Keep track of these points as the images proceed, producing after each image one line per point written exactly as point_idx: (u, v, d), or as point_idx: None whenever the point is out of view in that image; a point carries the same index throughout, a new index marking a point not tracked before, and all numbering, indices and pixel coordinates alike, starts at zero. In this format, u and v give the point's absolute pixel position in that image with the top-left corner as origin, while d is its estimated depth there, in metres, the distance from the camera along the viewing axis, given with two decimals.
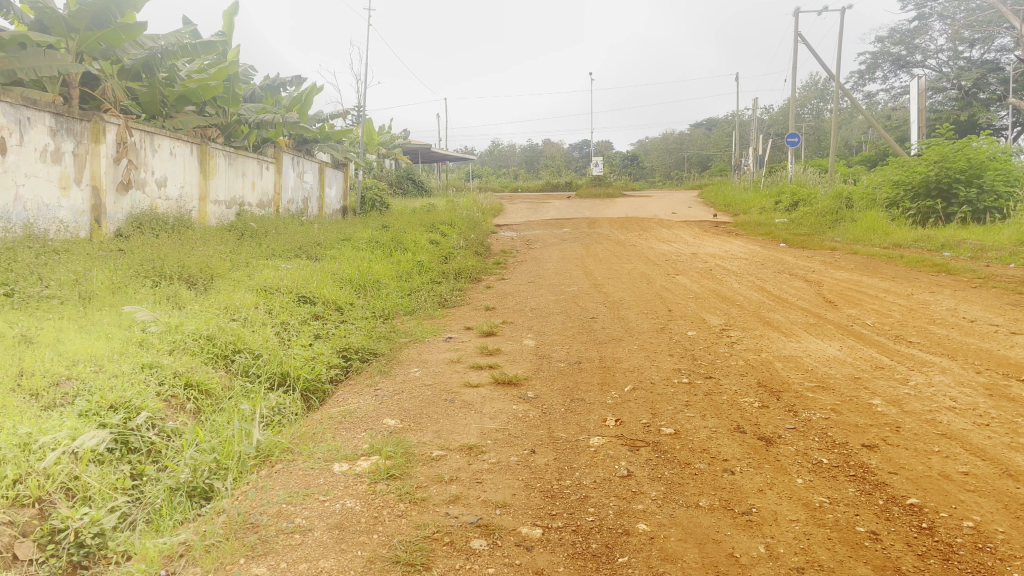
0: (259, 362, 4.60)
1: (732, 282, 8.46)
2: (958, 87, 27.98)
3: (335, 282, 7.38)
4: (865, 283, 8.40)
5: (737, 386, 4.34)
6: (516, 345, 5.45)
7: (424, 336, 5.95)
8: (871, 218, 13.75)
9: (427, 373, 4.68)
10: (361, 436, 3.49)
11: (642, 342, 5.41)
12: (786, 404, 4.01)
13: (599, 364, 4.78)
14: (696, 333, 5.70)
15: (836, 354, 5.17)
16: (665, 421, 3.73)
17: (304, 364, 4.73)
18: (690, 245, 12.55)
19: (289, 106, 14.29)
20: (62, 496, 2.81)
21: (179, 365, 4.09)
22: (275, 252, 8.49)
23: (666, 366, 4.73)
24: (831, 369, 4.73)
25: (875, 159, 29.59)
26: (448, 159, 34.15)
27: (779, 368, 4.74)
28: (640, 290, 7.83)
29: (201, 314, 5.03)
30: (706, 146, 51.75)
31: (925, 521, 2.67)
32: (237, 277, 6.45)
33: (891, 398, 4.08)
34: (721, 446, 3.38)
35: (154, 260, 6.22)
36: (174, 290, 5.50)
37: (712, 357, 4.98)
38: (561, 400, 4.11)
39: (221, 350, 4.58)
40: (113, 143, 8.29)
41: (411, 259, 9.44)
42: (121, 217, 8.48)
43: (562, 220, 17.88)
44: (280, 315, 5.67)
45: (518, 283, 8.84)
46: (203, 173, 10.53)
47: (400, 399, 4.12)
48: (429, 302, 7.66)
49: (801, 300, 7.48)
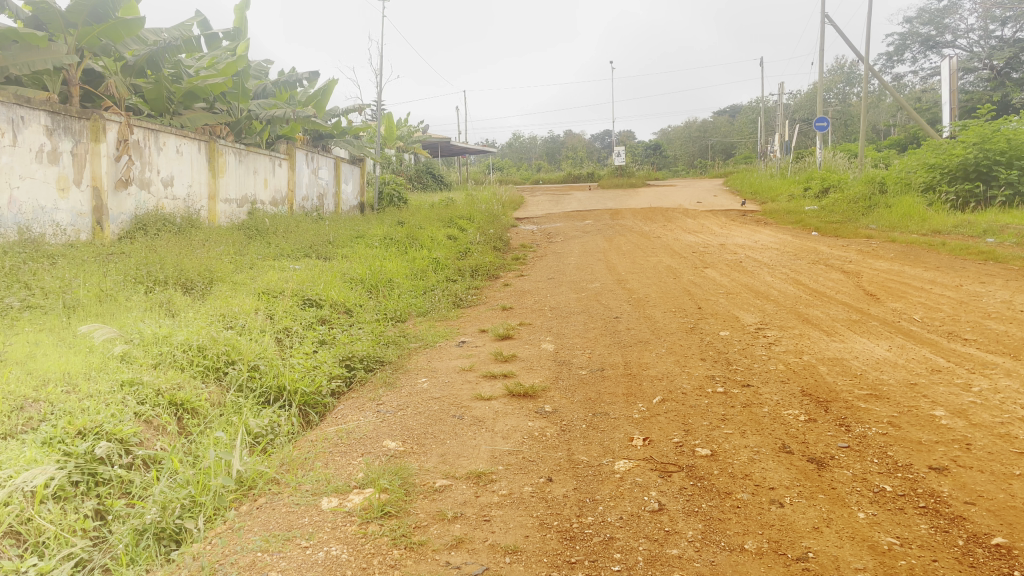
0: (256, 374, 4.26)
1: (765, 275, 7.98)
2: (990, 66, 27.10)
3: (344, 283, 7.04)
4: (908, 274, 7.88)
5: (779, 396, 3.88)
6: (534, 349, 5.04)
7: (435, 341, 5.56)
8: (907, 203, 13.14)
9: (435, 384, 4.28)
10: (357, 463, 3.11)
11: (670, 344, 4.97)
12: (836, 416, 3.56)
13: (624, 371, 4.36)
14: (730, 334, 5.25)
15: (885, 355, 4.68)
16: (700, 439, 3.30)
17: (303, 375, 4.38)
18: (718, 236, 12.06)
19: (305, 101, 14.01)
20: (11, 542, 2.47)
21: (162, 383, 3.74)
22: (283, 252, 8.16)
23: (698, 373, 4.29)
24: (882, 374, 4.26)
25: (904, 143, 28.77)
26: (468, 152, 33.82)
27: (825, 374, 4.27)
28: (666, 285, 7.39)
29: (194, 323, 4.67)
30: (730, 133, 50.87)
31: (1019, 568, 2.23)
32: (239, 280, 6.11)
33: (955, 409, 3.61)
34: (766, 471, 2.95)
35: (152, 263, 5.89)
36: (168, 297, 5.16)
37: (748, 362, 4.53)
38: (582, 414, 3.69)
39: (212, 361, 4.22)
40: (114, 142, 8.01)
41: (426, 256, 9.07)
42: (125, 219, 8.20)
43: (584, 211, 17.45)
44: (282, 321, 5.33)
45: (538, 280, 8.43)
46: (211, 171, 10.20)
47: (404, 416, 3.72)
48: (443, 302, 7.29)
49: (839, 293, 6.98)
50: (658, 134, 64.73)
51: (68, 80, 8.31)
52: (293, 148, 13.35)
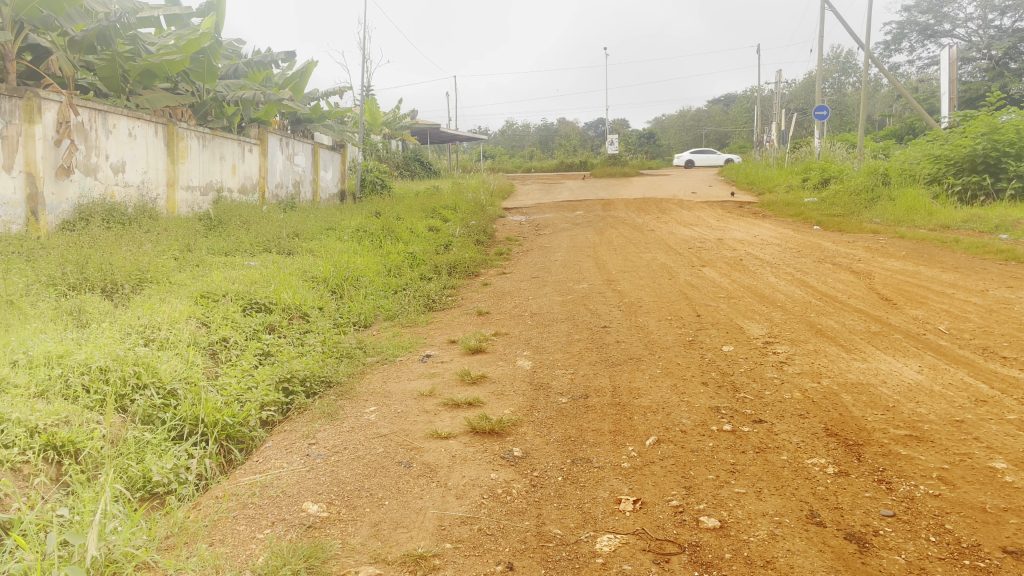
0: (169, 403, 3.55)
1: (768, 276, 7.28)
2: (988, 57, 26.40)
3: (303, 283, 6.33)
4: (924, 275, 7.20)
5: (799, 437, 3.18)
6: (509, 367, 4.34)
7: (396, 354, 4.85)
8: (911, 195, 12.47)
9: (385, 416, 3.57)
10: (260, 539, 2.41)
11: (665, 363, 4.27)
12: (873, 469, 2.86)
13: (611, 401, 3.65)
14: (735, 350, 4.55)
15: (917, 380, 3.98)
16: (703, 502, 2.60)
17: (226, 403, 3.68)
18: (715, 229, 11.36)
19: (282, 84, 13.22)
20: None
21: (40, 420, 3.04)
22: (240, 245, 7.44)
23: (700, 404, 3.58)
24: (919, 406, 3.55)
25: (901, 133, 28.13)
26: (458, 139, 32.99)
27: (850, 406, 3.56)
28: (661, 287, 6.68)
29: (102, 336, 3.94)
30: (725, 122, 50.14)
31: None
32: (177, 280, 5.38)
33: (1019, 459, 2.90)
34: (794, 556, 2.25)
35: (74, 261, 5.15)
36: (80, 302, 4.42)
37: (758, 388, 3.82)
38: (557, 461, 2.99)
39: (113, 386, 3.50)
40: (53, 124, 7.24)
41: (401, 250, 8.37)
42: (66, 209, 7.46)
43: (574, 202, 16.73)
44: (220, 330, 4.64)
45: (520, 279, 7.74)
46: (170, 155, 9.42)
47: (338, 462, 3.00)
48: (413, 305, 6.55)
49: (853, 298, 6.29)
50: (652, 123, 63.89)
51: (4, 54, 7.62)
52: (266, 132, 12.55)
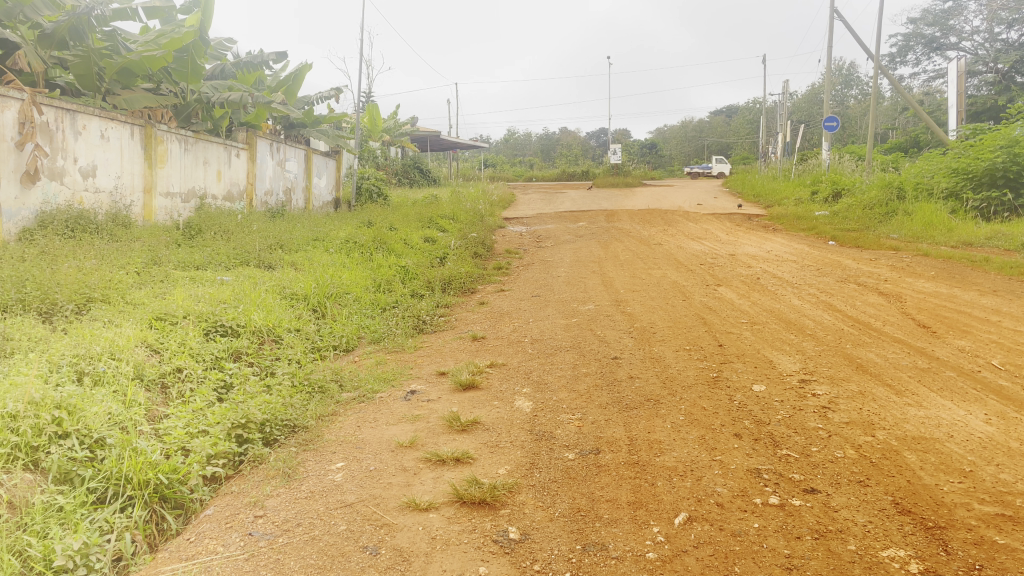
0: (92, 457, 2.92)
1: (791, 298, 6.67)
2: (995, 70, 25.75)
3: (280, 300, 5.72)
4: (961, 299, 6.59)
5: (865, 516, 2.55)
6: (507, 410, 3.72)
7: (377, 390, 4.22)
8: (928, 210, 11.88)
9: (354, 476, 2.95)
10: None
11: (689, 408, 3.63)
12: (968, 567, 2.23)
13: (628, 459, 3.02)
14: (769, 391, 3.91)
15: (989, 434, 3.34)
16: None
17: (166, 456, 3.05)
18: (726, 243, 10.75)
19: (275, 87, 12.64)
20: None
21: None
22: (215, 258, 6.83)
23: (737, 465, 2.95)
24: (1001, 472, 2.91)
25: (906, 146, 27.54)
26: (459, 148, 32.37)
27: (918, 471, 2.92)
28: (675, 310, 6.06)
29: (23, 371, 3.31)
30: (727, 133, 49.61)
31: None
32: (131, 299, 4.78)
33: None
34: None
35: (13, 277, 4.56)
36: (6, 328, 3.82)
37: (802, 444, 3.19)
38: (564, 548, 2.37)
39: (23, 437, 2.88)
40: (13, 123, 6.61)
41: (392, 264, 7.76)
42: (26, 215, 6.86)
43: (577, 212, 16.10)
44: (174, 359, 4.02)
45: (519, 297, 7.15)
46: (147, 160, 8.80)
47: (286, 549, 2.38)
48: (401, 326, 5.92)
49: (888, 324, 5.68)
50: (654, 134, 63.40)
51: None
52: (255, 136, 11.93)
